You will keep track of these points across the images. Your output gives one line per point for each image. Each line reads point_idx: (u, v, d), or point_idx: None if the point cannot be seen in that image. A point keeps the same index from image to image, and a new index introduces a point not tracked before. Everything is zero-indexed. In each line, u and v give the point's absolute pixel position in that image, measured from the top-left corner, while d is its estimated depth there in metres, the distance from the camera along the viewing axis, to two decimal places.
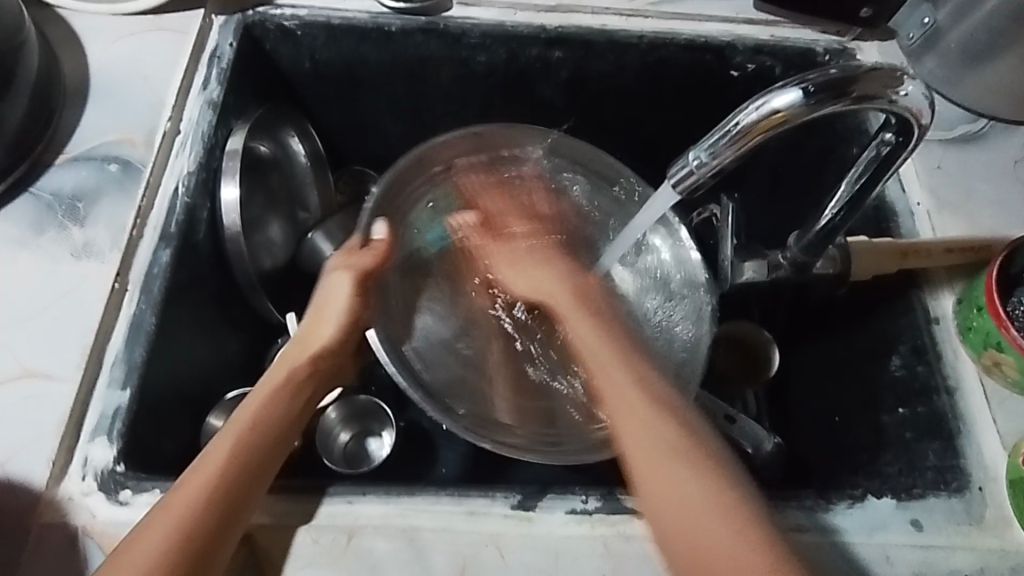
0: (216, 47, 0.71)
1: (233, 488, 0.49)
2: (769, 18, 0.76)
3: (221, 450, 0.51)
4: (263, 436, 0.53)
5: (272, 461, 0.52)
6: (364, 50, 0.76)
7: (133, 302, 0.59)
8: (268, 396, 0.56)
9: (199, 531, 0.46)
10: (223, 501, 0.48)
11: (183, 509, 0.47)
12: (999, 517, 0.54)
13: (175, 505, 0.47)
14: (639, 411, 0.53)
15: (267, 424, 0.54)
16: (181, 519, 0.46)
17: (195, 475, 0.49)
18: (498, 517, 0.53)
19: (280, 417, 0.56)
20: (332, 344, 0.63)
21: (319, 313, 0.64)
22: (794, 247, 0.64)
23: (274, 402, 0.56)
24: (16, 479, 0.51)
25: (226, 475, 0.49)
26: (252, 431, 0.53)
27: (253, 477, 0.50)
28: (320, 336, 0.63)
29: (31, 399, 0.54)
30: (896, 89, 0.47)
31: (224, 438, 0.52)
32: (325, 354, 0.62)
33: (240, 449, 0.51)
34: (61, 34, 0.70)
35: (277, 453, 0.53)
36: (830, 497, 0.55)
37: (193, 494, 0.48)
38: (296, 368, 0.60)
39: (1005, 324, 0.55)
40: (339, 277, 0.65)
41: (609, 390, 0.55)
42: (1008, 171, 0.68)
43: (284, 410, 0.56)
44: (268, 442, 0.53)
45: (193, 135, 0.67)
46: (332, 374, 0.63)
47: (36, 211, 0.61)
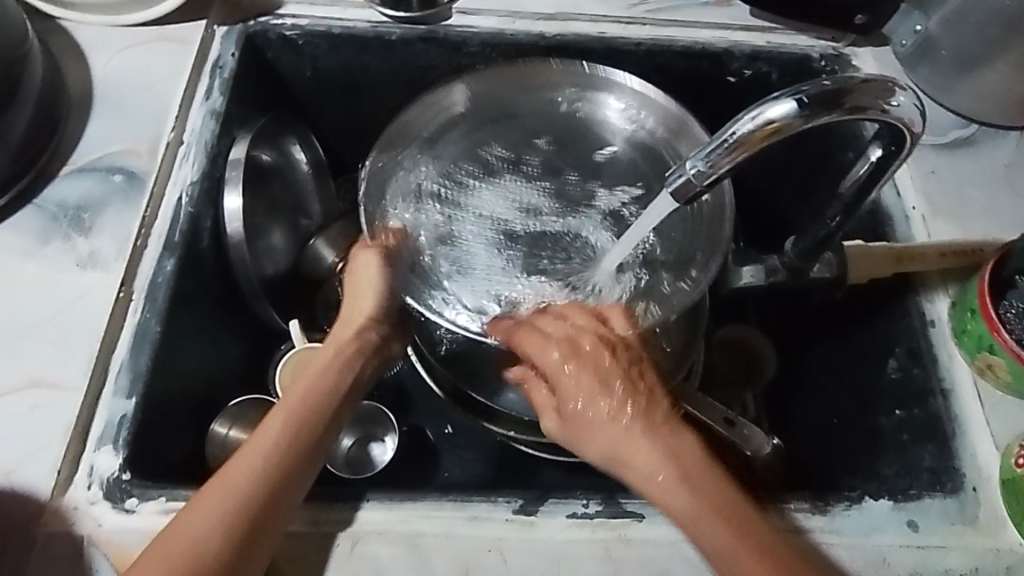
0: (218, 57, 0.72)
1: (278, 475, 0.50)
2: (766, 25, 0.77)
3: (267, 439, 0.52)
4: (307, 427, 0.54)
5: (316, 448, 0.54)
6: (365, 59, 0.77)
7: (138, 311, 0.60)
8: (311, 380, 0.57)
9: (247, 519, 0.48)
10: (268, 490, 0.49)
11: (230, 497, 0.48)
12: (993, 517, 0.55)
13: (217, 498, 0.48)
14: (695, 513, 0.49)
15: (310, 411, 0.55)
16: (227, 509, 0.48)
17: (241, 460, 0.50)
18: (500, 521, 0.54)
19: (325, 402, 0.56)
20: (376, 318, 0.62)
21: (356, 294, 0.63)
22: (790, 250, 0.66)
23: (314, 385, 0.56)
24: (23, 487, 0.52)
25: (271, 465, 0.50)
26: (297, 417, 0.54)
27: (298, 467, 0.51)
28: (356, 316, 0.62)
29: (38, 408, 0.55)
30: (888, 100, 0.48)
31: (272, 422, 0.53)
32: (362, 334, 0.61)
33: (285, 438, 0.52)
34: (65, 46, 0.70)
35: (323, 438, 0.54)
36: (828, 499, 0.56)
37: (244, 480, 0.49)
38: (342, 345, 0.60)
39: (997, 327, 0.56)
40: (366, 253, 0.63)
41: (649, 484, 0.51)
42: (999, 175, 0.69)
43: (329, 394, 0.56)
44: (313, 430, 0.54)
45: (196, 144, 0.68)
46: (381, 354, 0.62)
47: (41, 223, 0.62)
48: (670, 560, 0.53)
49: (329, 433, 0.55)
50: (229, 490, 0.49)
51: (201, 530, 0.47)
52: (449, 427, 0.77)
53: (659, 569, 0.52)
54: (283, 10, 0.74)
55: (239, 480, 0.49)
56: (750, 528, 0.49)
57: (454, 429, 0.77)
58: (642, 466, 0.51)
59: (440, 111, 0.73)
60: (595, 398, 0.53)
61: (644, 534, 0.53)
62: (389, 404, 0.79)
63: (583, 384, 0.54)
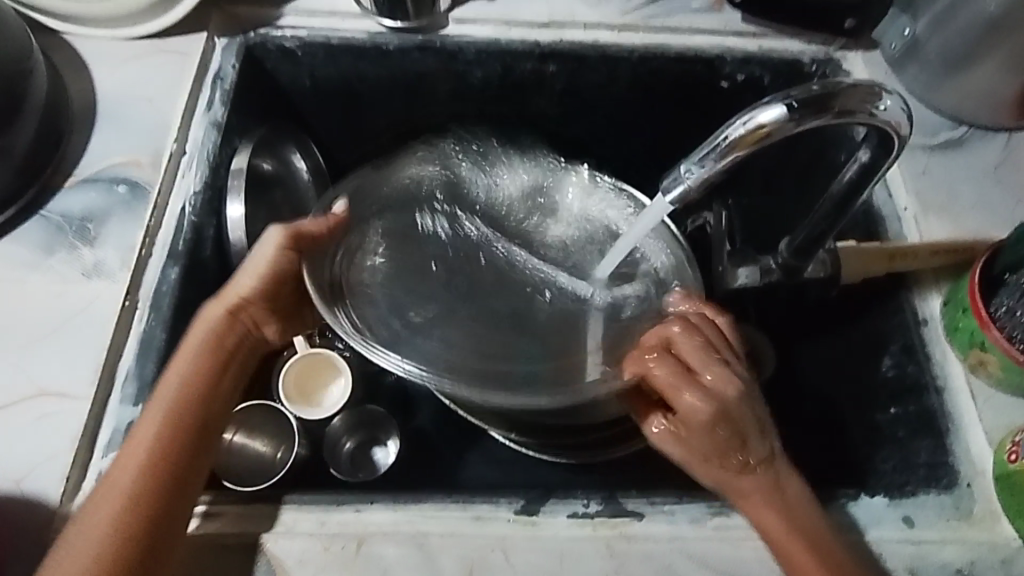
0: (218, 69, 0.73)
1: (162, 476, 0.52)
2: (757, 30, 0.78)
3: (142, 440, 0.53)
4: (183, 423, 0.54)
5: (196, 445, 0.55)
6: (363, 69, 0.78)
7: (144, 319, 0.60)
8: (183, 370, 0.56)
9: (135, 519, 0.50)
10: (153, 497, 0.51)
11: (118, 501, 0.50)
12: (988, 511, 0.56)
13: (105, 502, 0.50)
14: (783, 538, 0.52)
15: (185, 405, 0.55)
16: (116, 513, 0.50)
17: (119, 469, 0.52)
18: (504, 521, 0.54)
19: (201, 391, 0.56)
20: (253, 298, 0.61)
21: (247, 273, 0.61)
22: (785, 252, 0.66)
23: (185, 377, 0.56)
24: (31, 496, 0.53)
25: (151, 465, 0.52)
26: (176, 413, 0.54)
27: (181, 459, 0.53)
28: (223, 303, 0.61)
29: (45, 417, 0.55)
30: (875, 104, 0.49)
31: (145, 428, 0.53)
32: (233, 321, 0.61)
33: (160, 438, 0.53)
34: (68, 60, 0.72)
35: (201, 427, 0.56)
36: (825, 497, 0.57)
37: (126, 485, 0.51)
38: (213, 327, 0.59)
39: (987, 324, 0.58)
40: (269, 234, 0.61)
41: (771, 532, 0.52)
42: (987, 174, 0.70)
43: (200, 384, 0.57)
44: (191, 424, 0.55)
45: (198, 154, 0.69)
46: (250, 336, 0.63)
47: (45, 234, 0.63)
48: (672, 557, 0.54)
49: (209, 421, 0.56)
50: (117, 504, 0.50)
51: (96, 548, 0.48)
52: (451, 430, 0.78)
53: (660, 566, 0.53)
54: (282, 21, 0.76)
55: (122, 490, 0.51)
56: (825, 554, 0.52)
57: (456, 432, 0.78)
58: (760, 515, 0.53)
59: (395, 180, 0.78)
60: (715, 448, 0.55)
61: (646, 532, 0.54)
62: (391, 408, 0.79)
63: (704, 436, 0.55)
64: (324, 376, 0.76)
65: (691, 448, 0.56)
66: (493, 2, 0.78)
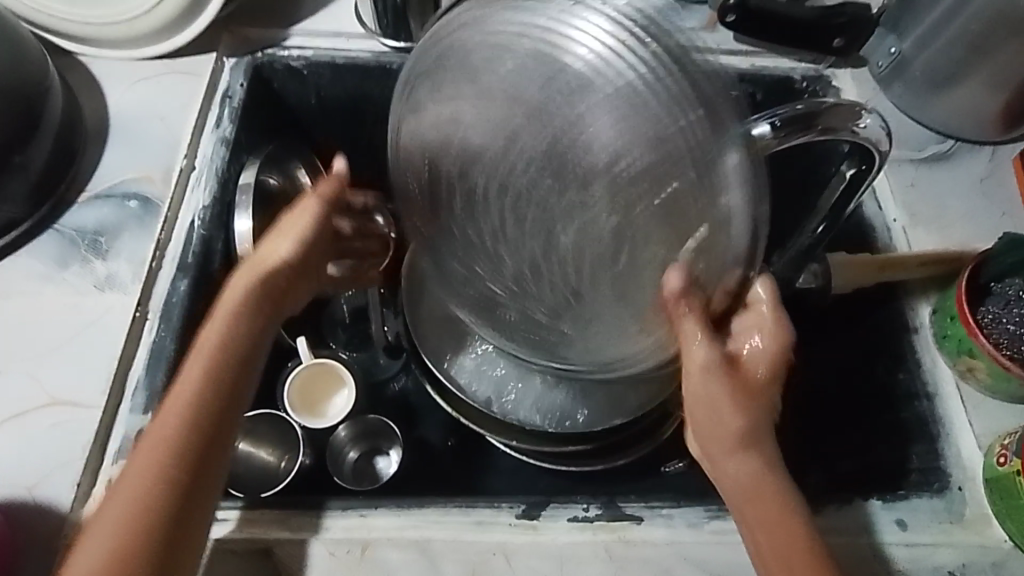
0: (227, 88, 0.75)
1: (198, 435, 0.49)
2: (749, 49, 0.81)
3: (182, 396, 0.50)
4: (220, 383, 0.52)
5: (233, 405, 0.52)
6: (368, 87, 0.80)
7: (154, 330, 0.62)
8: (222, 325, 0.54)
9: (174, 479, 0.48)
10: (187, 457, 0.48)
11: (156, 460, 0.48)
12: (979, 514, 0.57)
13: (145, 461, 0.48)
14: (785, 526, 0.49)
15: (223, 361, 0.52)
16: (155, 472, 0.47)
17: (158, 423, 0.49)
18: (505, 526, 0.56)
19: (240, 347, 0.54)
20: (290, 262, 0.59)
21: (281, 234, 0.61)
22: (778, 262, 0.67)
23: (224, 331, 0.54)
24: (43, 502, 0.54)
25: (191, 424, 0.49)
26: (211, 372, 0.52)
27: (218, 419, 0.51)
28: (258, 265, 0.59)
29: (58, 425, 0.57)
30: (856, 122, 0.51)
31: (185, 384, 0.51)
32: (272, 277, 0.58)
33: (199, 396, 0.50)
34: (82, 80, 0.74)
35: (240, 385, 0.53)
36: (821, 501, 0.58)
37: (163, 447, 0.48)
38: (250, 291, 0.56)
39: (975, 331, 0.59)
40: (307, 200, 0.62)
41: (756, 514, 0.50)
42: (974, 187, 0.72)
43: (241, 339, 0.54)
44: (229, 381, 0.52)
45: (207, 171, 0.71)
46: (292, 289, 0.60)
47: (59, 248, 0.65)
48: (669, 561, 0.55)
49: (247, 376, 0.53)
50: (150, 462, 0.48)
51: (130, 506, 0.46)
52: (453, 439, 0.79)
53: (658, 568, 0.54)
54: (289, 41, 0.78)
55: (159, 447, 0.48)
56: None
57: (459, 441, 0.79)
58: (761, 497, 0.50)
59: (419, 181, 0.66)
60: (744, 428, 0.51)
61: (645, 536, 0.56)
62: (394, 418, 0.81)
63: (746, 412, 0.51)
64: (329, 386, 0.78)
65: (732, 392, 0.51)
66: None
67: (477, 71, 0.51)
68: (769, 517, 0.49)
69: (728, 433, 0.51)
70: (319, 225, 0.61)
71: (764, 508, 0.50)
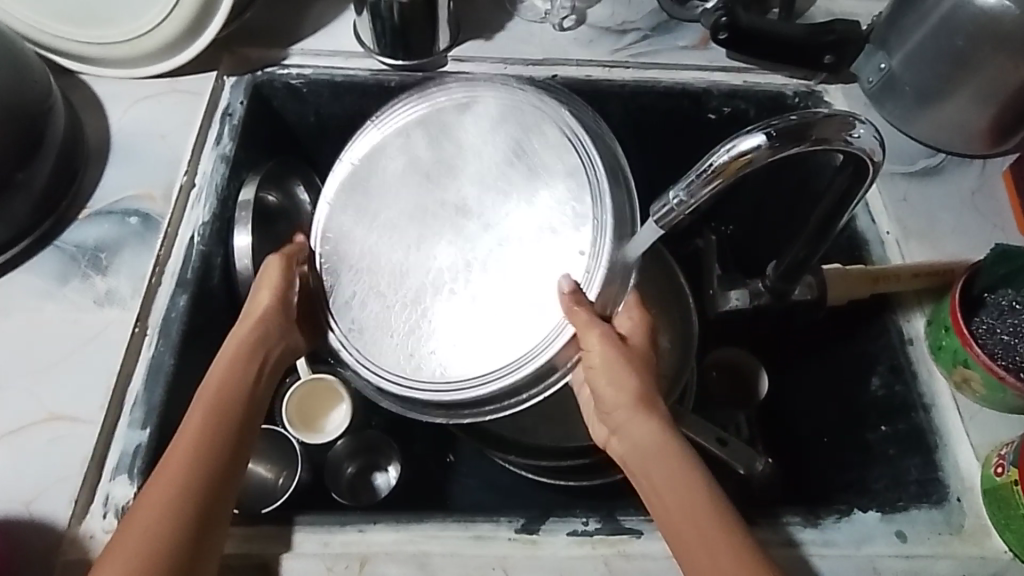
0: (228, 106, 0.76)
1: (209, 469, 0.52)
2: (742, 66, 0.82)
3: (190, 429, 0.53)
4: (224, 416, 0.55)
5: (237, 445, 0.55)
6: (366, 105, 0.81)
7: (153, 345, 0.62)
8: (220, 376, 0.58)
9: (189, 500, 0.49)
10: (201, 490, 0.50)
11: (171, 485, 0.49)
12: (979, 526, 0.57)
13: (161, 487, 0.49)
14: (684, 481, 0.51)
15: (225, 406, 0.56)
16: (169, 494, 0.49)
17: (168, 464, 0.51)
18: (504, 540, 0.55)
19: (237, 393, 0.58)
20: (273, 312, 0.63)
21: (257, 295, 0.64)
22: (772, 276, 0.69)
23: (222, 380, 0.58)
24: (40, 518, 0.54)
25: (203, 451, 0.52)
26: (216, 408, 0.55)
27: (226, 448, 0.54)
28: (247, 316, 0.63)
29: (56, 441, 0.57)
30: (848, 133, 0.52)
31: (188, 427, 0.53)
32: (258, 328, 0.62)
33: (206, 427, 0.54)
34: (85, 99, 0.75)
35: (240, 431, 0.55)
36: (818, 513, 0.58)
37: (176, 472, 0.50)
38: (242, 341, 0.61)
39: (969, 341, 0.59)
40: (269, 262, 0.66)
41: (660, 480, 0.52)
42: (965, 200, 0.73)
43: (236, 387, 0.58)
44: (231, 416, 0.56)
45: (207, 187, 0.71)
46: (283, 342, 0.64)
47: (60, 264, 0.65)
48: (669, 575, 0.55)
49: (248, 421, 0.57)
50: (164, 501, 0.49)
51: (155, 539, 0.47)
52: (452, 455, 0.79)
53: None
54: (288, 60, 0.79)
55: (174, 483, 0.50)
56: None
57: (457, 457, 0.79)
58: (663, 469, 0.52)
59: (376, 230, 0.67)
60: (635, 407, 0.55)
61: (644, 550, 0.55)
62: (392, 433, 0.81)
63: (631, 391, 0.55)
64: (327, 403, 0.78)
65: (625, 360, 0.56)
66: (491, 42, 0.82)
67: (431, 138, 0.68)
68: (673, 478, 0.51)
69: (628, 402, 0.55)
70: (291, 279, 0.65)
71: (664, 468, 0.52)
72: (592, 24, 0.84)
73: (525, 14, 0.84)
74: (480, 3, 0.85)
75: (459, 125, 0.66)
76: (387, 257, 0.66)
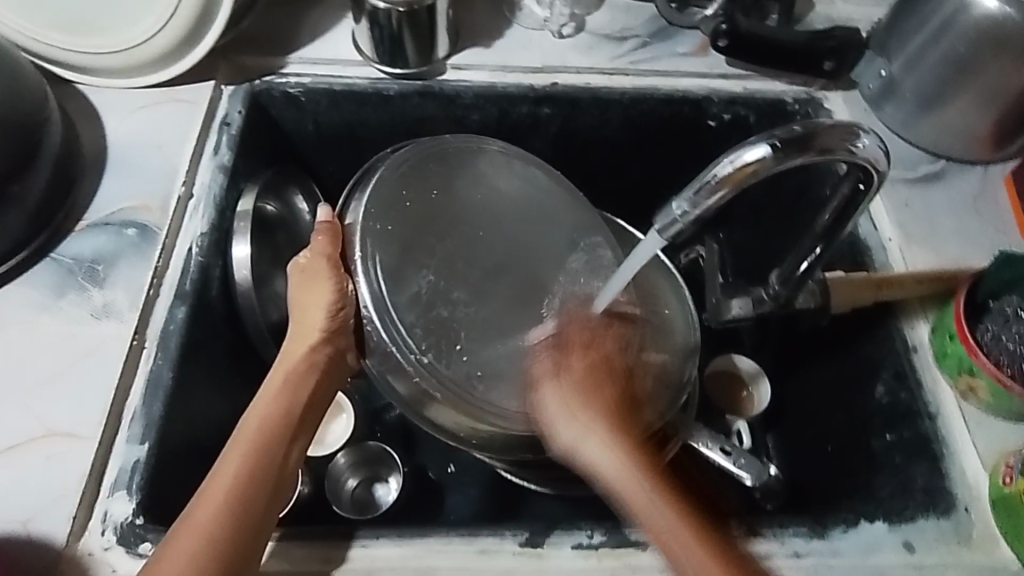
0: (226, 115, 0.76)
1: (244, 504, 0.51)
2: (741, 73, 0.82)
3: (229, 466, 0.53)
4: (265, 453, 0.54)
5: (278, 479, 0.54)
6: (365, 114, 0.81)
7: (151, 359, 0.61)
8: (268, 404, 0.57)
9: (219, 543, 0.49)
10: (234, 527, 0.50)
11: (202, 526, 0.49)
12: (986, 535, 0.57)
13: (192, 526, 0.49)
14: (650, 512, 0.52)
15: (269, 436, 0.55)
16: (200, 536, 0.48)
17: (203, 502, 0.50)
18: (509, 554, 0.55)
19: (283, 426, 0.57)
20: (323, 334, 0.61)
21: (301, 313, 0.62)
22: (777, 283, 0.68)
23: (269, 411, 0.57)
24: (35, 538, 0.52)
25: (240, 492, 0.51)
26: (258, 445, 0.54)
27: (265, 487, 0.53)
28: (309, 333, 0.62)
29: (52, 457, 0.56)
30: (853, 142, 0.52)
31: (231, 457, 0.54)
32: (316, 350, 0.61)
33: (245, 466, 0.53)
34: (80, 109, 0.74)
35: (281, 470, 0.55)
36: (825, 523, 0.58)
37: (208, 513, 0.50)
38: (293, 368, 0.60)
39: (975, 350, 0.59)
40: (315, 266, 0.62)
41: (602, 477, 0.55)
42: (966, 206, 0.73)
43: (280, 419, 0.57)
44: (272, 453, 0.55)
45: (206, 198, 0.71)
46: (334, 367, 0.62)
47: (57, 277, 0.64)
48: None
49: (289, 453, 0.56)
50: (199, 541, 0.48)
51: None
52: (453, 465, 0.79)
53: None
54: (286, 70, 0.79)
55: (205, 517, 0.49)
56: None
57: (459, 467, 0.79)
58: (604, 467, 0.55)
59: (437, 216, 0.69)
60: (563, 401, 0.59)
61: (650, 563, 0.55)
62: (393, 444, 0.80)
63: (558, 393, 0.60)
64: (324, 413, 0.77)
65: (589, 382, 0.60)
66: (490, 49, 0.82)
67: (488, 169, 0.75)
68: (640, 497, 0.53)
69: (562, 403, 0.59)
70: (345, 287, 0.62)
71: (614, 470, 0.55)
72: (591, 31, 0.84)
73: (523, 21, 0.84)
74: (479, 10, 0.85)
75: (489, 158, 0.75)
76: (444, 250, 0.67)
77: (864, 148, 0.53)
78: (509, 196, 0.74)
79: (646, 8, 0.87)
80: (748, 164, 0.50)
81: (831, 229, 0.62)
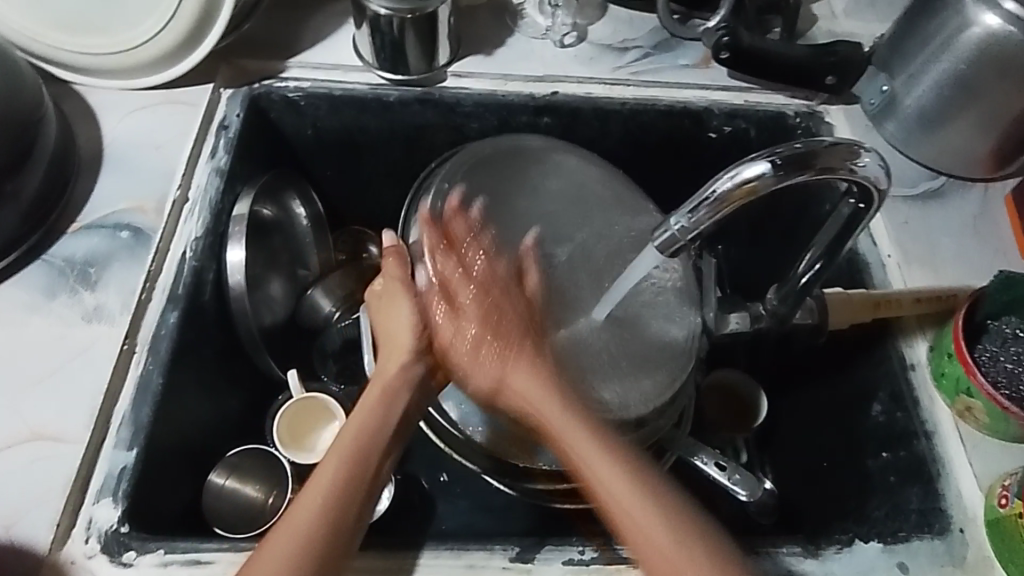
0: (224, 118, 0.75)
1: (340, 509, 0.52)
2: (742, 85, 0.82)
3: (328, 469, 0.54)
4: (363, 460, 0.55)
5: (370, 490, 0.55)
6: (364, 119, 0.80)
7: (141, 363, 0.61)
8: (365, 415, 0.58)
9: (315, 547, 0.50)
10: (328, 531, 0.51)
11: (299, 528, 0.50)
12: (980, 558, 0.56)
13: (288, 531, 0.51)
14: (644, 514, 0.52)
15: (367, 442, 0.56)
16: (294, 537, 0.50)
17: (299, 506, 0.52)
18: (497, 570, 0.54)
19: (380, 435, 0.57)
20: (415, 349, 0.62)
21: (390, 328, 0.64)
22: (773, 300, 0.68)
23: (368, 421, 0.58)
24: (17, 543, 0.52)
25: (337, 498, 0.53)
26: (355, 450, 0.55)
27: (359, 494, 0.54)
28: (403, 347, 0.62)
29: (36, 462, 0.55)
30: (854, 161, 0.52)
31: (329, 460, 0.55)
32: (413, 362, 0.62)
33: (343, 470, 0.54)
34: (77, 109, 0.74)
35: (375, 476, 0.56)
36: (819, 542, 0.57)
37: (305, 518, 0.51)
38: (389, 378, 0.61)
39: (972, 370, 0.59)
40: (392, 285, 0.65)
41: (581, 457, 0.55)
42: (966, 226, 0.73)
43: (380, 425, 0.58)
44: (367, 459, 0.56)
45: (201, 202, 0.70)
46: (429, 381, 0.63)
47: (48, 278, 0.64)
48: None
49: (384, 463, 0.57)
50: (300, 541, 0.50)
51: None
52: (445, 475, 0.79)
53: None
54: (286, 73, 0.79)
55: (304, 522, 0.51)
56: None
57: (451, 477, 0.79)
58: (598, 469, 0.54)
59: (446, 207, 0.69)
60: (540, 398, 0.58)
61: None
62: None
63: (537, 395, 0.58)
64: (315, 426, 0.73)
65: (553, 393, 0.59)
66: (491, 58, 0.81)
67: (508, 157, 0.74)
68: (621, 505, 0.53)
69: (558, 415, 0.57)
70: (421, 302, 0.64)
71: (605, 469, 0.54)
72: (594, 41, 0.84)
73: (525, 31, 0.84)
74: (481, 18, 0.84)
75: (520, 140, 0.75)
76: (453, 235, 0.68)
77: (864, 167, 0.52)
78: (538, 176, 0.75)
79: (649, 19, 0.86)
80: (748, 180, 0.50)
81: (831, 248, 0.61)
